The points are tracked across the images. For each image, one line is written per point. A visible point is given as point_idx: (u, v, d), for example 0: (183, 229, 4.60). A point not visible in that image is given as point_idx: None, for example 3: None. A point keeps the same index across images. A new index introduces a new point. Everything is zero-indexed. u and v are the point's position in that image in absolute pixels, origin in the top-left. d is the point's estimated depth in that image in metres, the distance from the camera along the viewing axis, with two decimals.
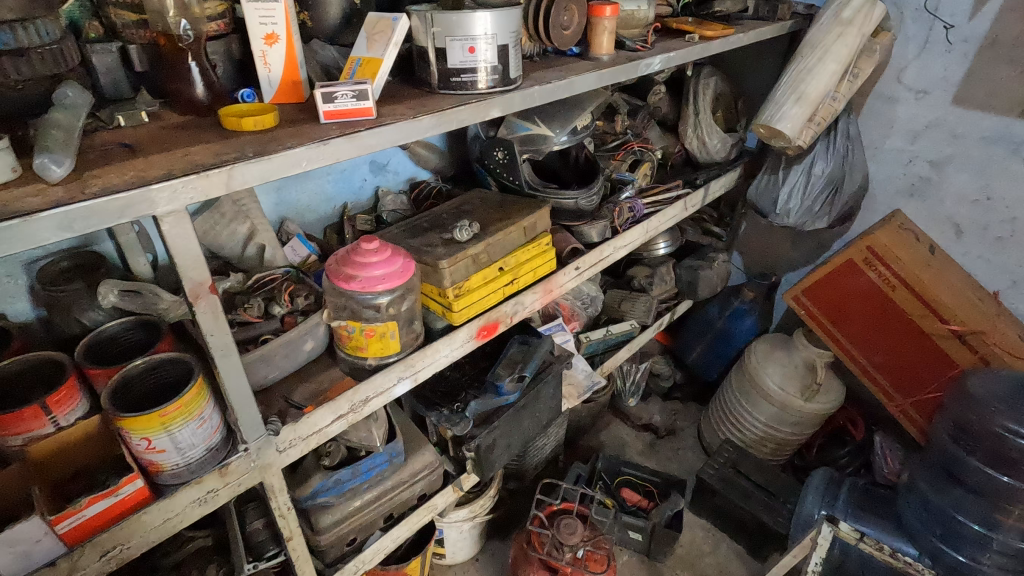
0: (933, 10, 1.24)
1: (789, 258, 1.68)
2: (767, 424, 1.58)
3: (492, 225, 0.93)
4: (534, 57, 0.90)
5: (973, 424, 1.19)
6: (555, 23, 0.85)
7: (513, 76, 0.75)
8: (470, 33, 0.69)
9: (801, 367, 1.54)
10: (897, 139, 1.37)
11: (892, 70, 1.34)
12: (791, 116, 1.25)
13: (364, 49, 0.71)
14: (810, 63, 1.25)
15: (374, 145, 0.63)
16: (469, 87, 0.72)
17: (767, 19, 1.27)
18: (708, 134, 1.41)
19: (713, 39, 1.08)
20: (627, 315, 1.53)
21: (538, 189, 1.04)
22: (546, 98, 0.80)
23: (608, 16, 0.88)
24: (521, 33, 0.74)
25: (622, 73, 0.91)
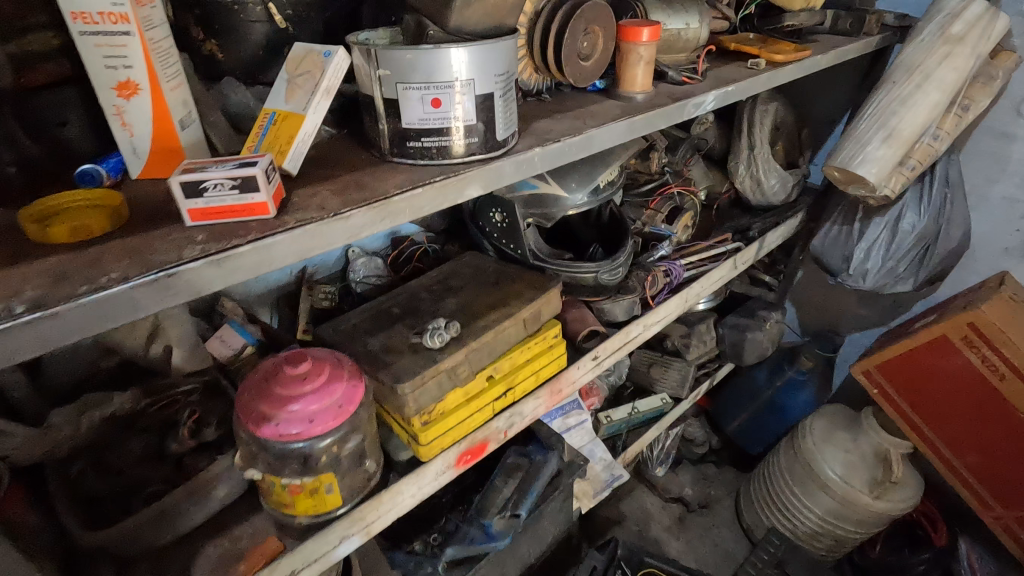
0: None
1: (855, 316, 1.40)
2: (824, 519, 1.30)
3: (479, 318, 0.70)
4: (542, 92, 0.68)
5: None
6: (570, 52, 0.61)
7: (502, 136, 0.50)
8: (432, 78, 0.45)
9: (870, 457, 1.27)
10: (1009, 185, 1.09)
11: (1010, 100, 1.05)
12: (876, 158, 0.98)
13: (284, 101, 0.48)
14: (905, 91, 0.97)
15: (265, 262, 0.39)
16: (434, 155, 0.49)
17: (849, 33, 1.01)
18: (764, 173, 1.15)
19: (783, 64, 0.82)
20: (657, 383, 1.28)
21: (546, 260, 0.80)
22: (549, 165, 0.56)
23: (646, 41, 0.63)
24: (514, 73, 0.50)
25: (663, 119, 0.66)
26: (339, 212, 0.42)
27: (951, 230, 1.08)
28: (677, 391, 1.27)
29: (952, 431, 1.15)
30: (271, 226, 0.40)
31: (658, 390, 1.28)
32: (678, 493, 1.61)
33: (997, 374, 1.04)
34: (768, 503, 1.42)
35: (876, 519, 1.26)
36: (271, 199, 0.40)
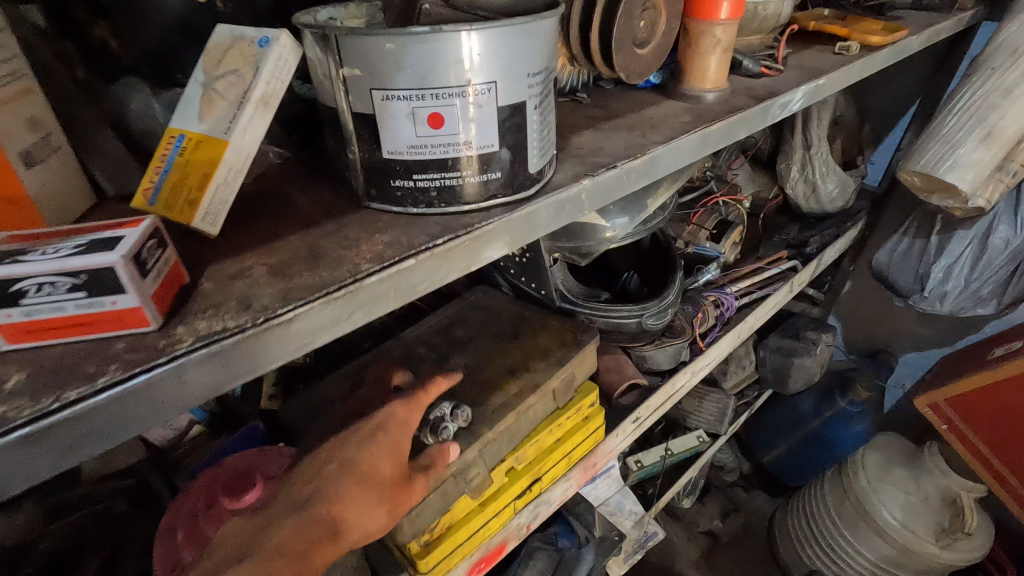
0: None
1: (912, 335, 1.24)
2: (876, 566, 1.15)
3: (496, 390, 0.53)
4: (579, 90, 0.50)
5: None
6: (624, 36, 0.43)
7: (535, 168, 0.33)
8: (427, 80, 0.27)
9: (934, 501, 1.12)
10: None
11: None
12: (971, 162, 0.81)
13: (197, 117, 0.30)
14: (1009, 80, 0.80)
15: (132, 420, 0.22)
16: (431, 200, 0.31)
17: (938, 9, 0.83)
18: (822, 178, 0.98)
19: (879, 48, 0.64)
20: (692, 419, 1.11)
21: (576, 302, 0.63)
22: (598, 204, 0.38)
23: (725, 20, 0.46)
24: (555, 70, 0.32)
25: (744, 126, 0.48)
26: (275, 312, 0.25)
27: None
28: (715, 427, 1.10)
29: None
30: (156, 347, 0.23)
31: (693, 426, 1.11)
32: (706, 526, 1.45)
33: None
34: (809, 542, 1.26)
35: (939, 570, 1.10)
36: (150, 299, 0.23)
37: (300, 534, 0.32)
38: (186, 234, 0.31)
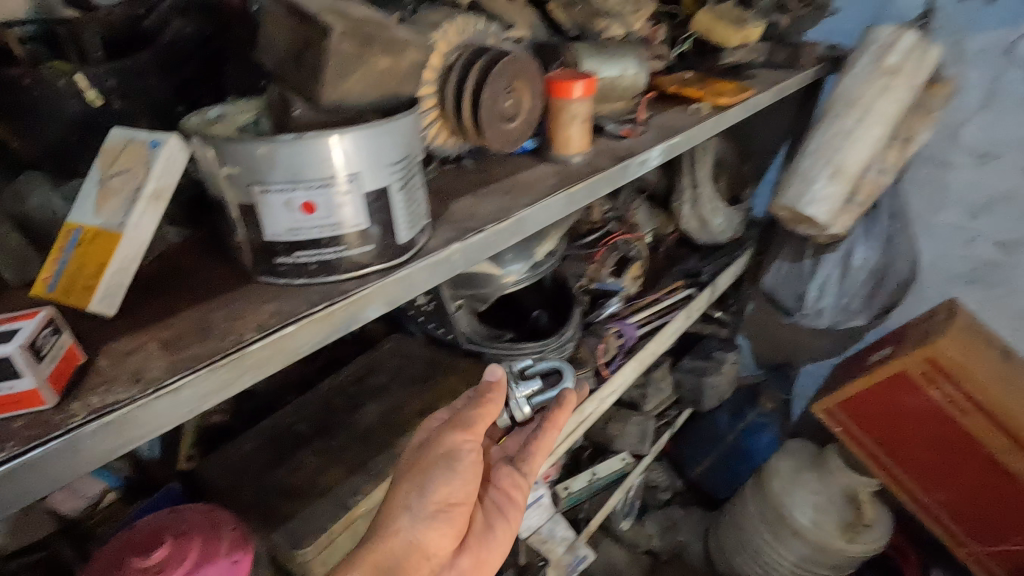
0: (1004, 54, 0.92)
1: (809, 347, 1.37)
2: (796, 565, 1.24)
3: (406, 431, 0.57)
4: (463, 157, 0.57)
5: None
6: (491, 116, 0.50)
7: (406, 238, 0.39)
8: (299, 177, 0.33)
9: (838, 498, 1.22)
10: (951, 214, 1.07)
11: (947, 127, 1.02)
12: (825, 197, 0.93)
13: (93, 211, 0.34)
14: (847, 125, 0.93)
15: (27, 492, 0.25)
16: (311, 272, 0.36)
17: (786, 67, 0.96)
18: (710, 213, 1.10)
19: (728, 107, 0.74)
20: (617, 442, 1.17)
21: (482, 345, 0.68)
22: (471, 261, 0.44)
23: (579, 98, 0.54)
24: (417, 156, 0.38)
25: (606, 183, 0.56)
26: (164, 383, 0.29)
27: (901, 264, 1.06)
28: (639, 448, 1.16)
29: (919, 469, 1.11)
30: (51, 424, 0.26)
31: (618, 449, 1.17)
32: (646, 546, 1.50)
33: (960, 410, 1.00)
34: (739, 548, 1.34)
35: (851, 562, 1.20)
36: (47, 381, 0.27)
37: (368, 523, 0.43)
38: (86, 318, 0.34)
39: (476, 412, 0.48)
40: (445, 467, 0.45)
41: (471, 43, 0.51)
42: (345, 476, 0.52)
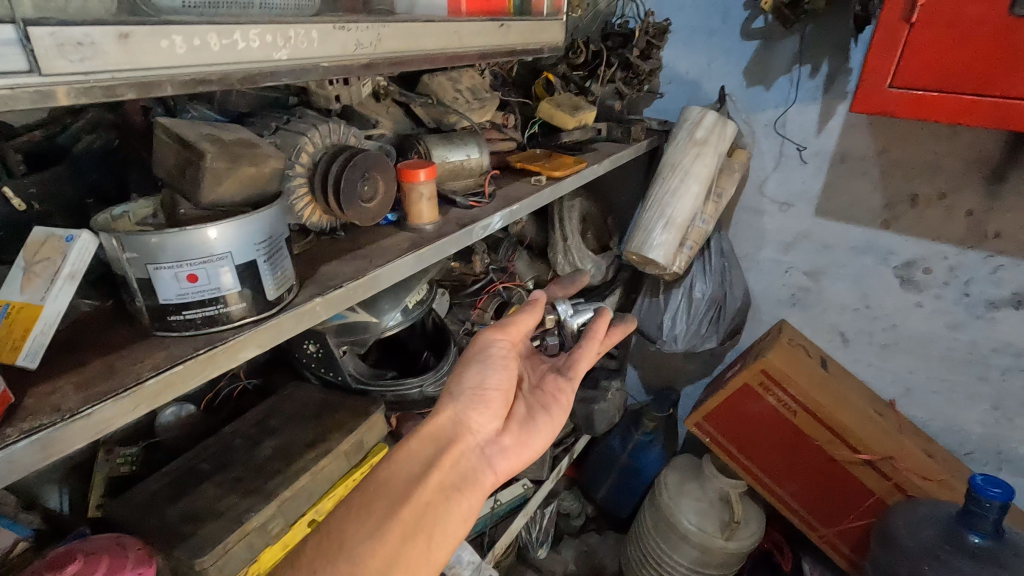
0: (781, 127, 1.18)
1: (685, 371, 1.57)
2: (690, 569, 1.38)
3: (296, 460, 0.68)
4: (336, 230, 0.70)
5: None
6: (351, 199, 0.64)
7: (273, 296, 0.52)
8: (185, 256, 0.45)
9: (716, 502, 1.39)
10: (770, 250, 1.31)
11: (754, 183, 1.27)
12: (662, 243, 1.14)
13: (19, 291, 0.45)
14: (672, 185, 1.15)
15: None
16: (198, 325, 0.48)
17: (622, 140, 1.18)
18: (580, 260, 1.26)
19: (562, 178, 0.93)
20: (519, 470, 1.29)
21: (368, 382, 0.80)
22: (333, 310, 0.58)
23: (424, 181, 0.70)
24: (279, 235, 0.52)
25: (451, 245, 0.72)
26: (79, 410, 0.40)
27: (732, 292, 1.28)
28: (537, 473, 1.29)
29: (773, 468, 1.27)
30: None
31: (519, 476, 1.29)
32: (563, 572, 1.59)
33: (792, 411, 1.20)
34: (643, 562, 1.46)
35: (733, 559, 1.36)
36: None
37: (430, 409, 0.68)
38: (10, 372, 0.44)
39: (508, 323, 0.72)
40: (481, 365, 0.69)
41: (334, 144, 0.66)
42: (240, 499, 0.62)
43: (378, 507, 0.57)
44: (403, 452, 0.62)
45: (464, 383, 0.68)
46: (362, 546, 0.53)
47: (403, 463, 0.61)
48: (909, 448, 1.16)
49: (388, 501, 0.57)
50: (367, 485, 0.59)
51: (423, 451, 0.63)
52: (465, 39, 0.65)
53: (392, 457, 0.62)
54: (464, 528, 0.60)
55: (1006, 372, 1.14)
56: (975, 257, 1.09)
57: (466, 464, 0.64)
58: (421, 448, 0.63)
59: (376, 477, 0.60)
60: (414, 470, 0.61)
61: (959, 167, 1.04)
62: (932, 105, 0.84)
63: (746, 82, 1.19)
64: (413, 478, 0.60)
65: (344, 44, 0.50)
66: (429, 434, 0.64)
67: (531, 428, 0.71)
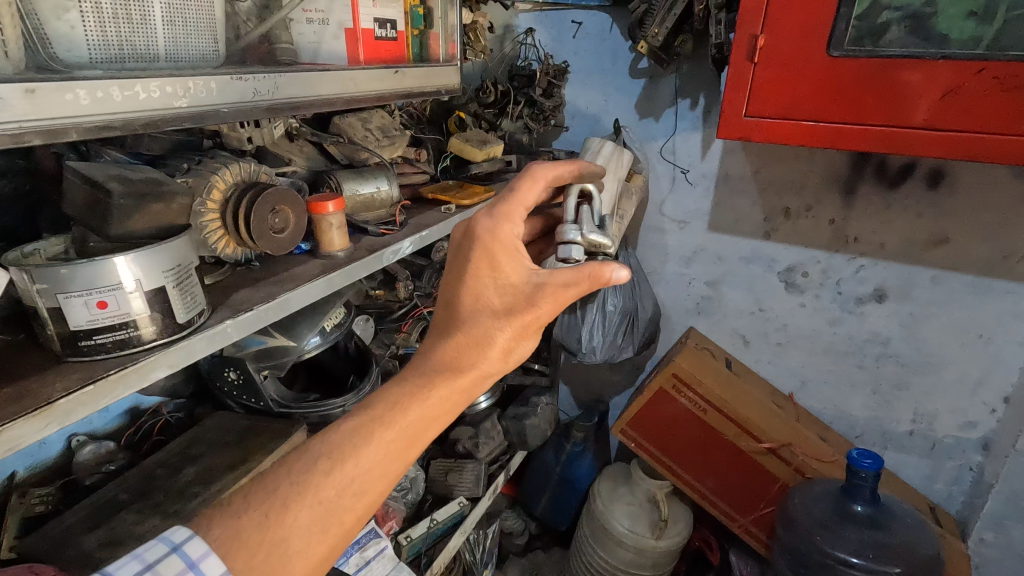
0: (672, 154, 1.32)
1: (611, 382, 1.66)
2: (627, 571, 1.44)
3: (217, 481, 0.71)
4: (252, 260, 0.75)
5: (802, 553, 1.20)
6: (262, 229, 0.70)
7: (184, 318, 0.56)
8: (96, 284, 0.50)
9: (646, 504, 1.47)
10: (674, 264, 1.44)
11: (654, 204, 1.40)
12: None
13: None
14: None
15: None
16: (110, 348, 0.52)
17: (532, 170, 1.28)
18: None
19: (471, 206, 1.01)
20: (455, 489, 1.33)
21: (290, 405, 0.84)
22: (243, 332, 0.62)
23: (333, 212, 0.76)
24: (188, 263, 0.57)
25: (362, 268, 0.79)
26: None
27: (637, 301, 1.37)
28: (473, 491, 1.32)
29: (692, 465, 1.35)
30: None
31: (456, 495, 1.32)
32: None
33: (703, 410, 1.29)
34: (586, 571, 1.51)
35: (665, 557, 1.43)
36: None
37: (463, 348, 0.59)
38: None
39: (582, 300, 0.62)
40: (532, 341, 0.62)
41: (246, 181, 0.72)
42: (158, 522, 0.64)
43: (394, 446, 0.52)
44: (436, 395, 0.56)
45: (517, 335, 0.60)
46: (368, 485, 0.51)
47: (434, 404, 0.55)
48: (805, 434, 1.27)
49: (405, 437, 0.53)
50: (391, 421, 0.53)
51: (455, 396, 0.57)
52: (361, 84, 0.73)
53: (423, 394, 0.55)
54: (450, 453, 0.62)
55: (879, 359, 1.29)
56: (841, 259, 1.24)
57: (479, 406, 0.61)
58: (454, 397, 0.57)
59: (403, 413, 0.54)
60: (437, 413, 0.56)
61: (819, 183, 1.20)
62: (780, 130, 0.98)
63: (638, 115, 1.33)
64: (434, 418, 0.56)
65: (241, 92, 0.56)
66: (466, 387, 0.58)
67: None
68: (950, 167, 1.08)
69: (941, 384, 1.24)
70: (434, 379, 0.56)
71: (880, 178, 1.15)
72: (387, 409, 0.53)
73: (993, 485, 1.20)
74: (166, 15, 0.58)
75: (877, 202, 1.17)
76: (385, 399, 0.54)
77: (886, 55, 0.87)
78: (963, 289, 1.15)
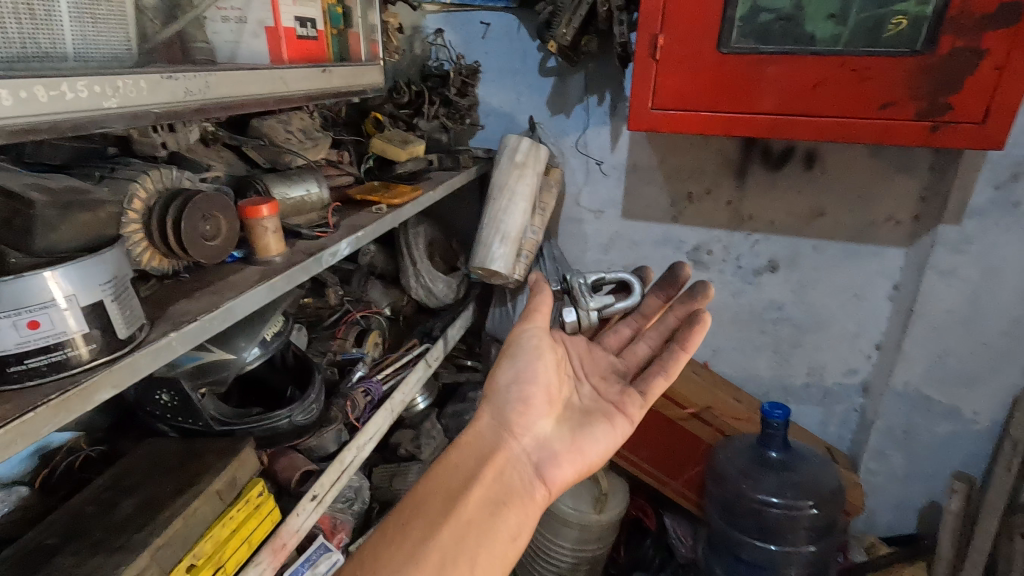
0: (584, 147, 1.40)
1: None
2: (574, 548, 1.49)
3: (164, 508, 0.66)
4: (181, 273, 0.71)
5: (735, 503, 1.36)
6: (193, 237, 0.66)
7: (125, 333, 0.53)
8: (24, 303, 0.46)
9: (586, 481, 1.53)
10: (594, 252, 1.52)
11: (570, 196, 1.47)
12: (502, 255, 1.27)
13: None
14: (503, 204, 1.28)
15: None
16: (46, 371, 0.48)
17: (453, 168, 1.30)
18: (432, 281, 1.35)
19: (402, 205, 1.01)
20: (402, 493, 1.31)
21: (234, 422, 0.81)
22: (189, 344, 0.59)
23: (268, 215, 0.74)
24: (124, 275, 0.53)
25: (301, 273, 0.77)
26: None
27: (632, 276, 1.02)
28: None
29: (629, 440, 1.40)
30: None
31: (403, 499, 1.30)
32: None
33: None
34: None
35: (609, 530, 1.49)
36: None
37: (472, 432, 0.76)
38: None
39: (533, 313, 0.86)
40: (513, 362, 0.82)
41: (168, 189, 0.67)
42: (104, 559, 0.60)
43: (418, 531, 0.61)
44: (438, 470, 0.69)
45: (508, 405, 0.78)
46: (399, 571, 0.56)
47: (442, 481, 0.68)
48: (720, 397, 1.40)
49: (426, 523, 0.62)
50: (407, 508, 0.64)
51: (463, 463, 0.71)
52: (291, 83, 0.71)
53: (431, 471, 0.69)
54: (511, 553, 0.65)
55: (777, 323, 1.44)
56: (739, 237, 1.38)
57: (506, 485, 0.70)
58: (464, 464, 0.71)
59: (417, 498, 0.65)
60: (451, 489, 0.67)
61: (716, 168, 1.33)
62: (683, 121, 1.08)
63: (550, 112, 1.39)
64: (451, 498, 0.66)
65: (172, 91, 0.54)
66: (471, 452, 0.73)
67: (578, 436, 0.79)
68: (821, 150, 1.25)
69: (827, 339, 1.42)
70: (444, 456, 0.73)
71: (765, 161, 1.30)
72: (405, 502, 0.65)
73: (875, 422, 1.39)
74: (73, 10, 0.54)
75: (766, 182, 1.31)
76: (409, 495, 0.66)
77: (767, 51, 0.99)
78: (839, 254, 1.33)
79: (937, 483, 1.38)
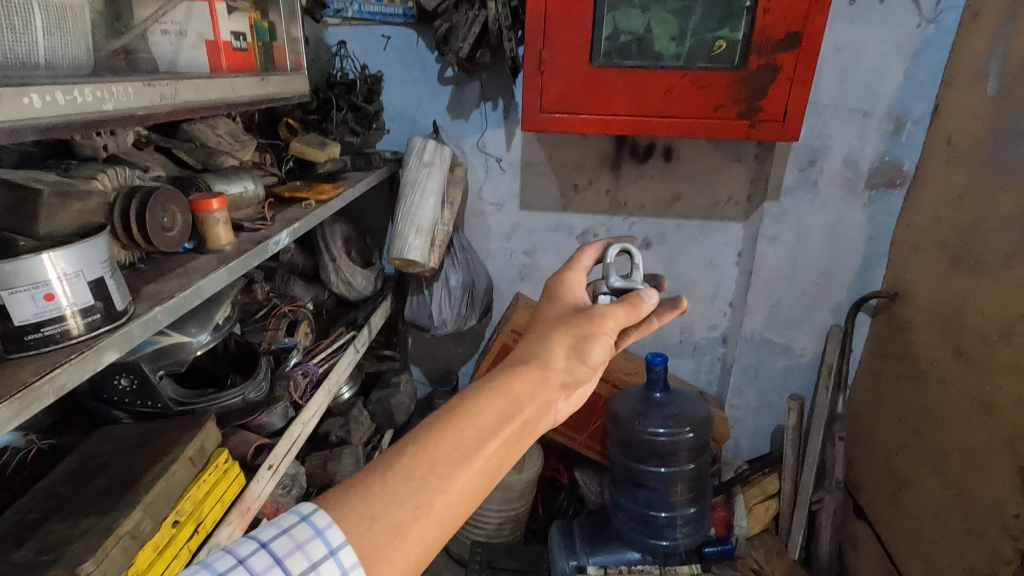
0: (483, 147, 1.58)
1: (456, 354, 1.88)
2: (500, 510, 1.61)
3: (143, 475, 0.73)
4: (136, 263, 0.77)
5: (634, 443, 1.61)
6: (155, 228, 0.74)
7: (120, 307, 0.61)
8: (38, 279, 0.53)
9: None
10: (497, 241, 1.70)
11: (473, 192, 1.64)
12: (416, 246, 1.40)
13: None
14: (415, 200, 1.41)
15: None
16: (57, 339, 0.55)
17: (365, 168, 1.42)
18: (351, 275, 1.45)
19: (328, 200, 1.11)
20: (337, 475, 1.39)
21: (190, 403, 0.87)
22: (170, 318, 0.67)
23: (218, 209, 0.82)
24: (116, 258, 0.61)
25: (252, 258, 0.86)
26: None
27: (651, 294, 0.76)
28: (355, 471, 1.41)
29: None
30: None
31: (339, 480, 1.39)
32: None
33: None
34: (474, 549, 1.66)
35: (528, 489, 1.65)
36: None
37: (530, 366, 0.65)
38: None
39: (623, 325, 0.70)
40: (595, 343, 0.68)
41: (124, 187, 0.74)
42: (98, 519, 0.66)
43: (477, 439, 0.54)
44: (502, 393, 0.60)
45: (573, 361, 0.67)
46: (455, 465, 0.52)
47: (501, 401, 0.59)
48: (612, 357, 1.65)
49: (486, 433, 0.55)
50: (466, 412, 0.57)
51: (524, 389, 0.62)
52: (235, 90, 0.81)
53: (493, 391, 0.60)
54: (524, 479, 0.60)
55: None
56: (619, 220, 1.64)
57: (551, 424, 0.63)
58: (526, 394, 0.61)
59: (477, 409, 0.57)
60: (510, 409, 0.59)
61: (595, 162, 1.57)
62: (567, 122, 1.29)
63: (450, 116, 1.55)
64: (509, 417, 0.58)
65: (152, 97, 0.63)
66: (534, 384, 0.63)
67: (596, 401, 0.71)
68: (676, 146, 1.53)
69: (692, 302, 1.72)
70: (504, 374, 0.63)
71: (634, 156, 1.56)
72: (463, 405, 0.58)
73: (734, 365, 1.71)
74: (46, 26, 0.61)
75: (635, 173, 1.58)
76: (467, 401, 0.58)
77: (628, 66, 1.23)
78: (696, 230, 1.62)
79: (781, 409, 1.74)
